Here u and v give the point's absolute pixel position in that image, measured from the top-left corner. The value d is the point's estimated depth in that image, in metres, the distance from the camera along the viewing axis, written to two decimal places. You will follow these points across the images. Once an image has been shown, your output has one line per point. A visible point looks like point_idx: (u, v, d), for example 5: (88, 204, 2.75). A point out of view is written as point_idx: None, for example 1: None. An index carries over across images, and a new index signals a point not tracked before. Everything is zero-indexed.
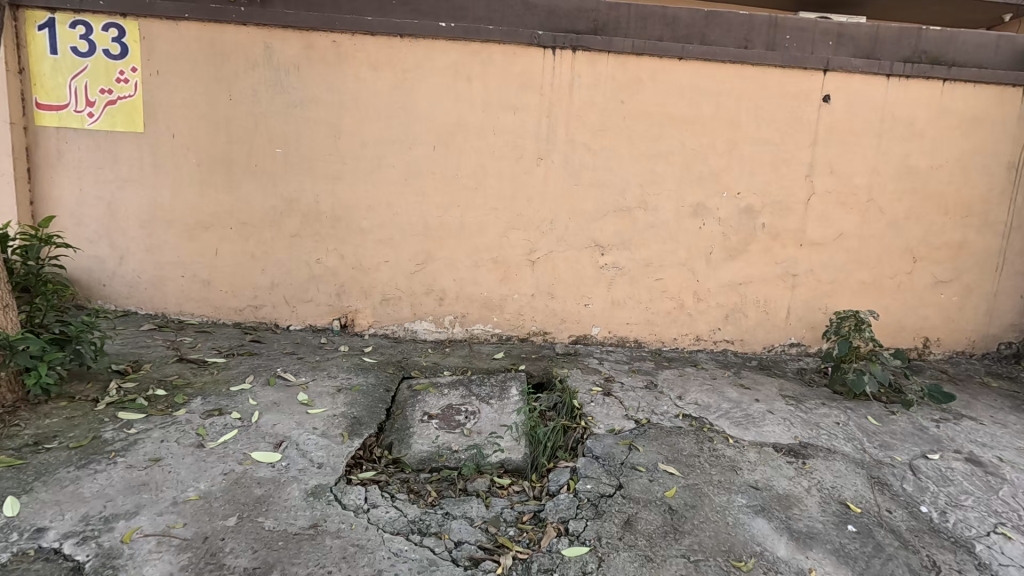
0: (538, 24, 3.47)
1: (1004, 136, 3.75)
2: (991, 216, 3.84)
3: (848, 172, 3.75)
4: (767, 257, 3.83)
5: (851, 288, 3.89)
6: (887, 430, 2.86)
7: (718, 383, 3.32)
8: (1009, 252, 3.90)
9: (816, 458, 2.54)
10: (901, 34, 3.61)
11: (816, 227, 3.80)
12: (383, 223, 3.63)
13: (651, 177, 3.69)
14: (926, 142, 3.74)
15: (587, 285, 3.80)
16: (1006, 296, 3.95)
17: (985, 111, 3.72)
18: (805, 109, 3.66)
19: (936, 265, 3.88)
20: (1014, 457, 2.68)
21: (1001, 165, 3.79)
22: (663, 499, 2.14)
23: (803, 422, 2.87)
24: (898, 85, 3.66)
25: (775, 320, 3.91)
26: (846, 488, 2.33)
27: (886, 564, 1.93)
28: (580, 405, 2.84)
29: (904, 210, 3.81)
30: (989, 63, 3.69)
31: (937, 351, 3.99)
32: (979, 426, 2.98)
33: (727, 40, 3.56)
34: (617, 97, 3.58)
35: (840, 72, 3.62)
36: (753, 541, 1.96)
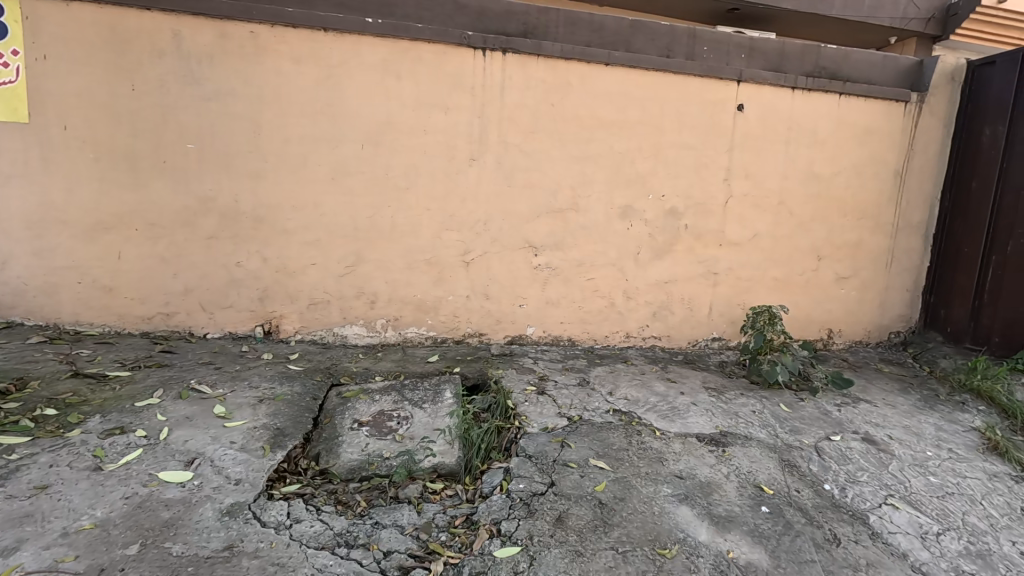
0: (468, 25, 3.46)
1: (891, 146, 4.17)
2: (882, 218, 4.26)
3: (761, 176, 4.02)
4: (691, 257, 4.03)
5: (765, 285, 4.17)
6: (796, 415, 3.09)
7: (647, 378, 3.45)
8: (897, 251, 4.34)
9: (735, 445, 2.70)
10: (804, 50, 3.92)
11: (734, 228, 4.05)
12: (310, 223, 3.47)
13: (581, 179, 3.78)
14: (827, 150, 4.08)
15: (521, 285, 3.83)
16: (895, 289, 4.39)
17: (875, 123, 4.11)
18: (722, 117, 3.88)
19: (838, 263, 4.25)
20: (902, 435, 2.98)
21: (889, 172, 4.21)
22: (593, 494, 2.19)
23: (723, 412, 3.05)
24: (803, 97, 3.97)
25: (699, 316, 4.12)
26: (760, 471, 2.49)
27: (794, 540, 2.08)
28: (514, 406, 2.85)
29: (810, 212, 4.13)
30: (878, 80, 4.08)
31: (840, 341, 4.36)
32: (873, 408, 3.28)
33: (651, 48, 3.72)
34: (548, 100, 3.63)
35: (753, 83, 3.87)
36: (677, 528, 2.05)
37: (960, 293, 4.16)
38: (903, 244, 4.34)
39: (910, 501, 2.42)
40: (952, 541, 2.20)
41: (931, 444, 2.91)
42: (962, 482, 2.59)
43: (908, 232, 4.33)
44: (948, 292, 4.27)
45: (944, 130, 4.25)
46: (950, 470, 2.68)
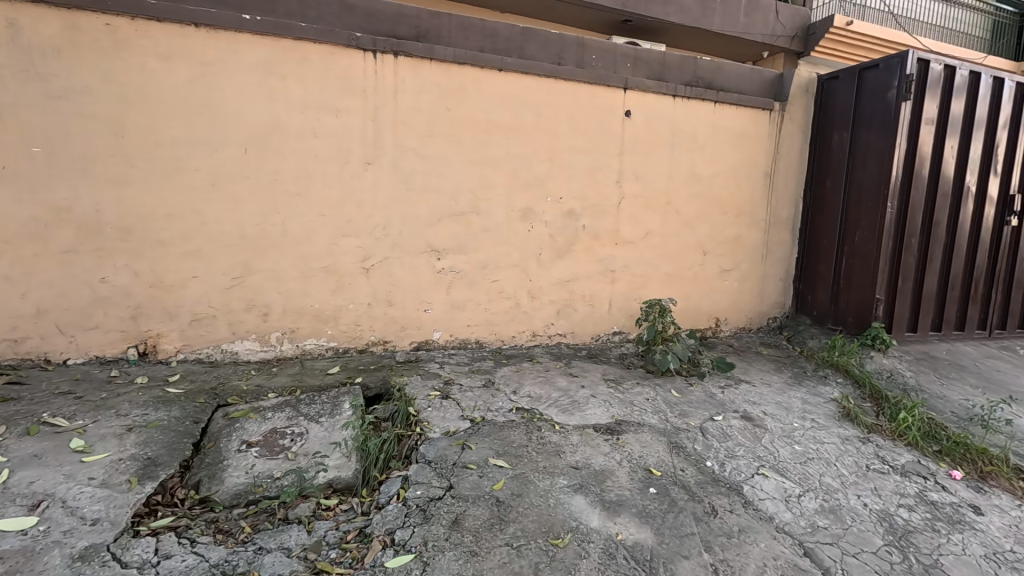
0: (357, 25, 3.38)
1: (761, 149, 4.62)
2: (756, 215, 4.70)
3: (650, 178, 4.29)
4: (589, 256, 4.21)
5: (658, 280, 4.45)
6: (685, 399, 3.33)
7: (550, 375, 3.55)
8: (770, 245, 4.81)
9: (628, 432, 2.86)
10: (682, 61, 4.24)
11: (628, 227, 4.28)
12: (188, 233, 3.21)
13: (481, 183, 3.82)
14: (707, 154, 4.43)
15: (425, 290, 3.79)
16: (770, 279, 4.86)
17: (746, 129, 4.53)
18: (611, 122, 4.09)
19: (721, 257, 4.63)
20: (774, 410, 3.30)
21: (760, 173, 4.65)
22: (490, 493, 2.22)
23: (620, 401, 3.21)
24: (682, 104, 4.28)
25: (600, 312, 4.32)
26: (651, 455, 2.65)
27: (677, 516, 2.23)
28: (416, 412, 2.82)
29: (694, 211, 4.47)
30: (746, 90, 4.51)
31: (726, 329, 4.75)
32: (752, 387, 3.61)
33: (543, 55, 3.85)
34: (444, 104, 3.63)
35: (638, 91, 4.13)
36: (571, 517, 2.13)
37: (822, 281, 4.69)
38: (775, 238, 4.82)
39: (777, 469, 2.69)
40: (810, 501, 2.48)
41: (798, 416, 3.25)
42: (820, 448, 2.92)
43: (778, 227, 4.81)
44: (812, 280, 4.80)
45: (803, 136, 4.78)
46: (812, 438, 3.01)
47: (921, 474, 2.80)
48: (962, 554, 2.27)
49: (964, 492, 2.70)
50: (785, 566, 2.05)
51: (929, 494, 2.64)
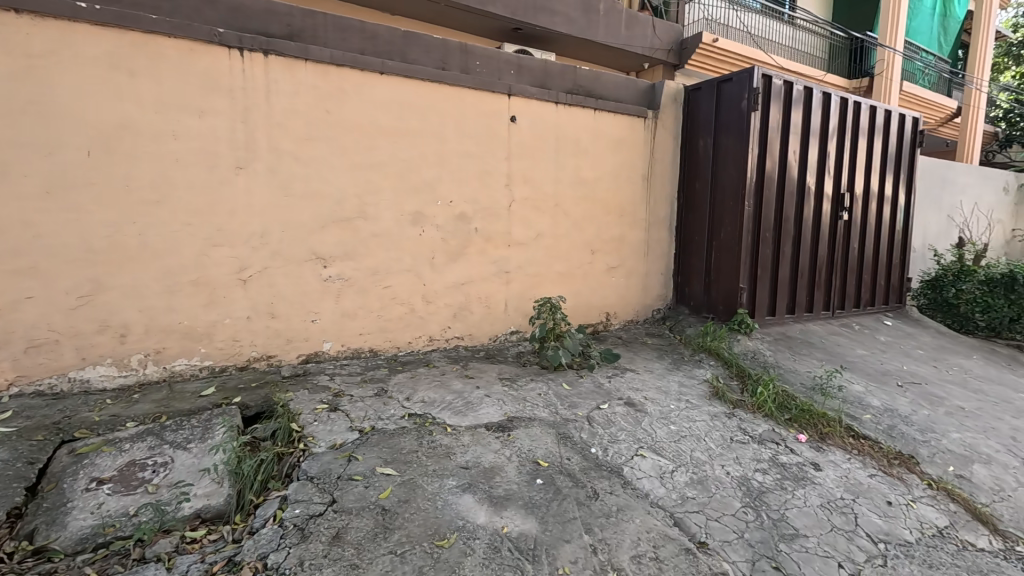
0: (221, 22, 3.18)
1: (638, 154, 4.97)
2: (637, 215, 5.05)
3: (538, 181, 4.45)
4: (483, 258, 4.27)
5: (551, 279, 4.62)
6: (575, 392, 3.49)
7: (446, 378, 3.55)
8: (651, 242, 5.19)
9: (519, 428, 2.94)
10: (563, 70, 4.46)
11: (519, 229, 4.40)
12: (17, 248, 2.80)
13: (367, 188, 3.73)
14: (590, 158, 4.69)
15: (312, 300, 3.63)
16: (653, 273, 5.25)
17: (624, 135, 4.86)
18: (497, 127, 4.19)
19: (607, 255, 4.91)
20: (654, 394, 3.56)
21: (639, 176, 5.01)
22: (376, 502, 2.18)
23: (513, 398, 3.30)
24: (565, 110, 4.50)
25: (496, 313, 4.39)
26: (539, 448, 2.76)
27: (561, 504, 2.34)
28: (299, 428, 2.69)
29: (581, 212, 4.71)
30: (622, 98, 4.83)
31: (616, 322, 5.05)
32: (635, 374, 3.88)
33: (426, 59, 3.87)
34: (322, 106, 3.50)
35: (522, 98, 4.27)
36: (458, 517, 2.15)
37: (697, 273, 5.15)
38: (655, 236, 5.21)
39: (654, 448, 2.91)
40: (681, 474, 2.71)
41: (674, 399, 3.54)
42: (692, 425, 3.21)
43: (658, 225, 5.21)
44: (689, 273, 5.26)
45: (674, 141, 5.22)
46: (685, 418, 3.29)
47: (774, 440, 3.17)
48: (803, 506, 2.61)
49: (807, 452, 3.10)
50: (657, 538, 2.23)
51: (779, 458, 3.00)
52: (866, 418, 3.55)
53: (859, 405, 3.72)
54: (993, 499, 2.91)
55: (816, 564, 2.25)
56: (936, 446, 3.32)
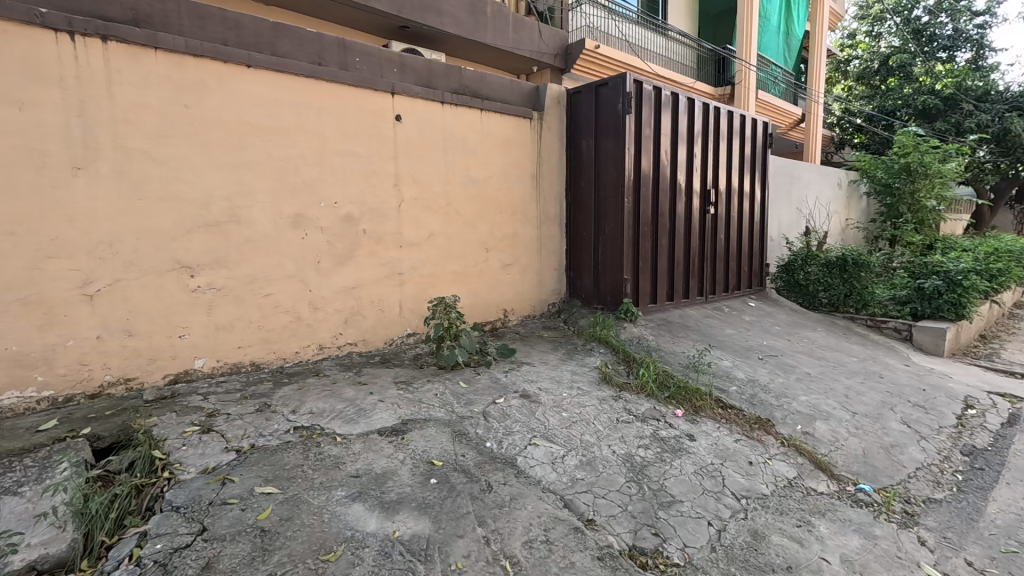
0: (44, 1, 2.78)
1: (526, 154, 5.12)
2: (528, 212, 5.20)
3: (427, 181, 4.41)
4: (373, 260, 4.15)
5: (446, 279, 4.61)
6: (471, 389, 3.52)
7: (337, 387, 3.40)
8: (543, 239, 5.37)
9: (414, 430, 2.90)
10: (448, 70, 4.47)
11: (410, 229, 4.34)
12: None
13: (239, 189, 3.46)
14: (479, 157, 4.75)
15: (178, 313, 3.29)
16: (546, 269, 5.43)
17: (512, 135, 4.98)
18: (382, 126, 4.09)
19: (501, 253, 5.00)
20: (547, 384, 3.70)
21: (528, 175, 5.16)
22: (254, 524, 2.04)
23: (408, 401, 3.24)
24: (451, 110, 4.51)
25: (391, 316, 4.29)
26: (433, 448, 2.75)
27: (455, 500, 2.35)
28: (164, 455, 2.43)
29: (473, 211, 4.75)
30: (508, 100, 4.95)
31: (513, 318, 5.17)
32: (530, 367, 4.00)
33: (299, 54, 3.67)
34: (179, 100, 3.18)
35: (406, 96, 4.20)
36: (346, 528, 2.08)
37: (586, 267, 5.43)
38: (546, 233, 5.40)
39: (547, 436, 3.02)
40: (571, 458, 2.85)
41: (567, 387, 3.71)
42: (583, 411, 3.38)
43: (549, 223, 5.41)
44: (580, 267, 5.53)
45: (560, 142, 5.44)
46: (576, 404, 3.46)
47: (655, 417, 3.43)
48: (680, 474, 2.86)
49: (684, 425, 3.39)
50: (547, 521, 2.32)
51: (660, 433, 3.25)
52: (732, 389, 3.97)
53: (726, 378, 4.15)
54: (830, 449, 3.40)
55: (689, 526, 2.48)
56: (788, 408, 3.81)
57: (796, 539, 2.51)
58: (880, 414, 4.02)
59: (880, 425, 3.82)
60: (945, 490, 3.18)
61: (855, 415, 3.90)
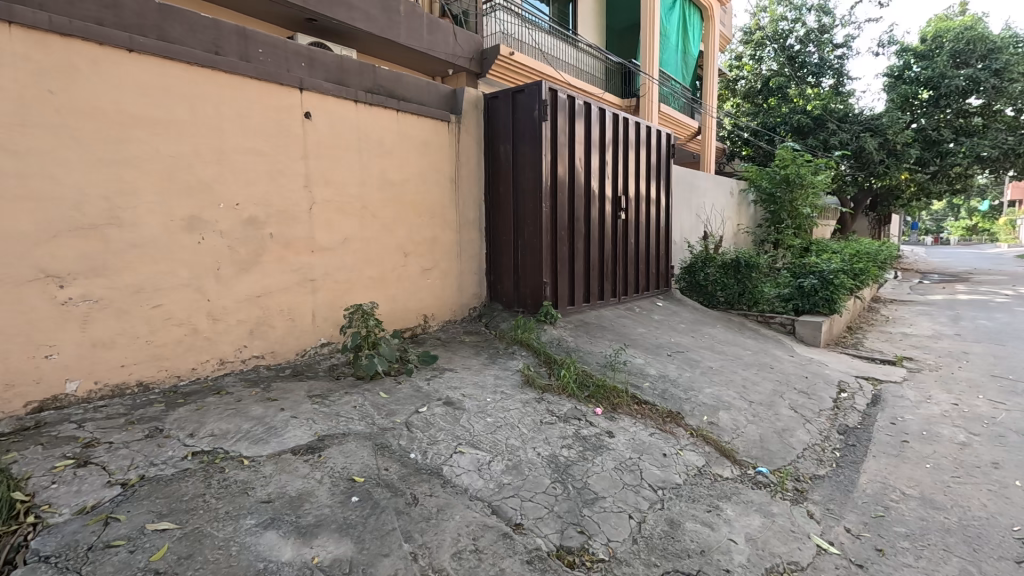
0: None
1: (444, 157, 5.06)
2: (447, 216, 5.14)
3: (340, 183, 4.20)
4: (282, 266, 3.87)
5: (362, 285, 4.42)
6: (392, 399, 3.39)
7: (242, 405, 3.12)
8: (463, 243, 5.33)
9: (331, 446, 2.74)
10: (360, 68, 4.30)
11: (322, 233, 4.11)
12: None
13: (121, 188, 3.06)
14: (395, 159, 4.61)
15: (44, 330, 2.84)
16: (466, 273, 5.39)
17: (429, 137, 4.89)
18: (289, 123, 3.84)
19: (420, 257, 4.89)
20: (471, 390, 3.66)
21: (446, 178, 5.10)
22: (146, 567, 1.81)
23: (324, 416, 3.05)
24: (365, 109, 4.33)
25: (302, 326, 4.03)
26: (354, 464, 2.61)
27: (379, 517, 2.25)
28: (28, 497, 2.08)
29: (389, 214, 4.60)
30: (424, 102, 4.86)
31: (433, 324, 5.08)
32: (453, 373, 3.95)
33: (193, 41, 3.35)
34: (41, 84, 2.76)
35: (315, 93, 3.98)
36: (257, 560, 1.91)
37: (506, 271, 5.48)
38: (466, 237, 5.36)
39: (472, 443, 2.99)
40: (497, 463, 2.84)
41: (490, 392, 3.69)
42: (507, 415, 3.38)
43: (468, 227, 5.38)
44: (500, 271, 5.56)
45: (477, 146, 5.44)
46: (500, 408, 3.46)
47: (576, 416, 3.52)
48: (602, 471, 2.95)
49: (603, 422, 3.52)
50: (476, 529, 2.29)
51: (581, 432, 3.34)
52: (645, 385, 4.19)
53: (640, 375, 4.38)
54: (732, 437, 3.70)
55: (612, 520, 2.57)
56: (695, 401, 4.10)
57: (707, 524, 2.69)
58: (772, 401, 4.44)
59: (772, 412, 4.22)
60: (826, 466, 3.58)
61: (751, 403, 4.28)
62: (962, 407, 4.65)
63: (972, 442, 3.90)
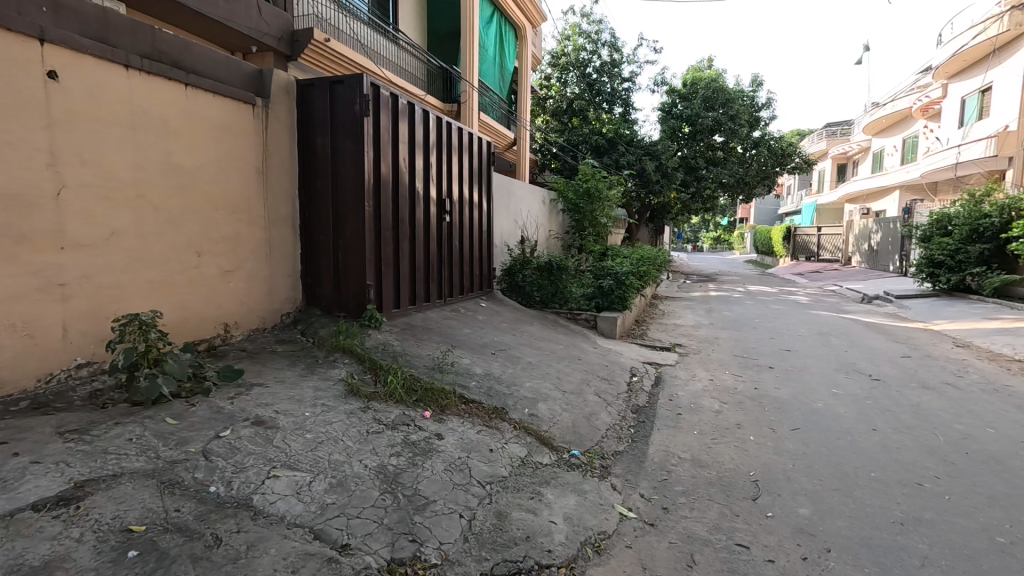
0: None
1: (248, 144, 4.47)
2: (253, 212, 4.55)
3: (105, 164, 3.39)
4: (13, 267, 2.95)
5: (138, 290, 3.64)
6: (184, 425, 2.86)
7: None
8: (273, 242, 4.78)
9: (95, 493, 2.19)
10: (133, 27, 3.54)
11: (78, 226, 3.26)
12: None
13: None
14: (183, 141, 3.90)
15: None
16: (277, 276, 4.85)
17: (229, 120, 4.27)
18: (23, 82, 2.94)
19: (217, 257, 4.23)
20: (286, 406, 3.29)
21: (251, 169, 4.51)
22: None
23: (84, 455, 2.43)
24: (140, 78, 3.57)
25: (47, 343, 3.15)
26: (130, 510, 2.13)
27: (169, 571, 1.88)
28: None
29: (176, 206, 3.87)
30: (221, 79, 4.23)
31: (236, 334, 4.44)
32: (264, 388, 3.50)
33: None
34: None
35: (66, 48, 3.13)
36: None
37: (325, 273, 5.09)
38: (277, 235, 4.83)
39: (289, 464, 2.69)
40: (319, 483, 2.61)
41: (309, 405, 3.37)
42: (329, 429, 3.13)
43: (279, 224, 4.85)
44: (317, 273, 5.14)
45: (289, 136, 4.94)
46: (321, 422, 3.18)
47: (404, 422, 3.44)
48: (432, 475, 2.93)
49: (432, 426, 3.50)
50: (296, 560, 2.07)
51: (411, 438, 3.26)
52: (472, 384, 4.31)
53: (467, 374, 4.48)
54: (550, 425, 4.02)
55: (443, 523, 2.57)
56: (517, 395, 4.35)
57: (531, 510, 2.87)
58: (581, 389, 4.97)
59: (582, 399, 4.72)
60: (624, 442, 4.14)
61: (564, 393, 4.73)
62: (716, 382, 5.83)
63: (723, 409, 4.91)
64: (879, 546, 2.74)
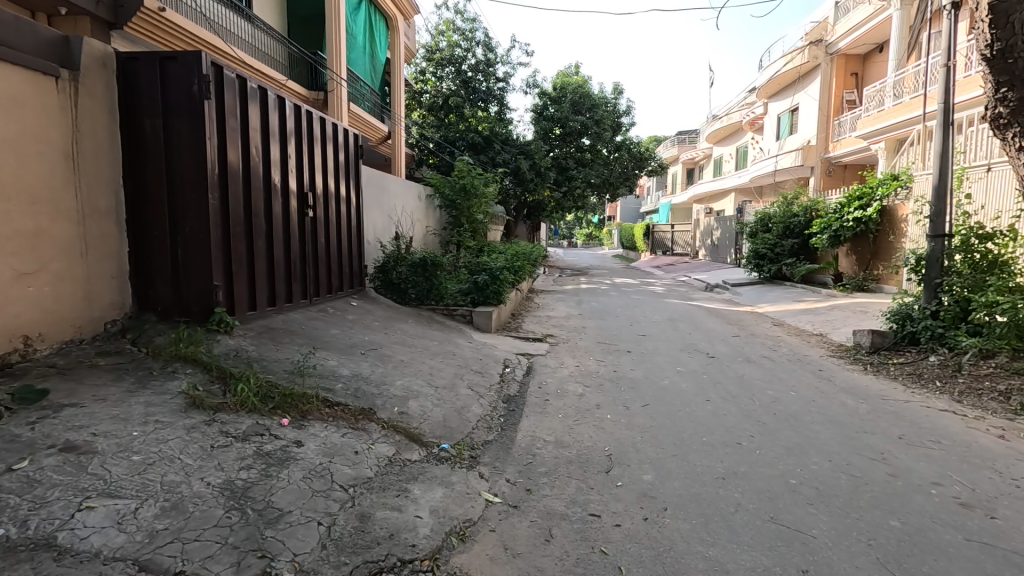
0: None
1: (53, 124, 3.78)
2: (62, 203, 3.87)
3: None
4: None
5: None
6: None
7: None
8: (91, 238, 4.11)
9: None
10: None
11: None
12: None
13: None
14: None
15: None
16: (98, 279, 4.18)
17: (22, 93, 3.57)
18: None
19: (12, 258, 3.52)
20: (107, 426, 2.86)
21: (58, 153, 3.82)
22: None
23: None
24: None
25: None
26: None
27: None
28: None
29: None
30: (10, 44, 3.51)
31: (42, 348, 3.75)
32: (78, 409, 3.00)
33: None
34: None
35: None
36: None
37: (162, 274, 4.52)
38: (95, 230, 4.15)
39: (108, 492, 2.36)
40: (149, 509, 2.33)
41: (138, 424, 2.97)
42: (162, 447, 2.79)
43: (98, 217, 4.18)
44: (151, 274, 4.52)
45: (108, 116, 4.27)
46: (153, 441, 2.82)
47: (258, 433, 3.19)
48: (288, 484, 2.76)
49: (290, 433, 3.29)
50: None
51: (264, 448, 3.04)
52: (337, 387, 4.13)
53: (331, 377, 4.28)
54: (420, 422, 4.01)
55: (298, 533, 2.44)
56: (386, 394, 4.27)
57: (396, 508, 2.84)
58: (453, 384, 5.02)
59: (453, 393, 4.77)
60: (493, 431, 4.28)
61: (436, 388, 4.74)
62: (581, 368, 6.25)
63: (586, 393, 5.29)
64: (704, 499, 3.17)
